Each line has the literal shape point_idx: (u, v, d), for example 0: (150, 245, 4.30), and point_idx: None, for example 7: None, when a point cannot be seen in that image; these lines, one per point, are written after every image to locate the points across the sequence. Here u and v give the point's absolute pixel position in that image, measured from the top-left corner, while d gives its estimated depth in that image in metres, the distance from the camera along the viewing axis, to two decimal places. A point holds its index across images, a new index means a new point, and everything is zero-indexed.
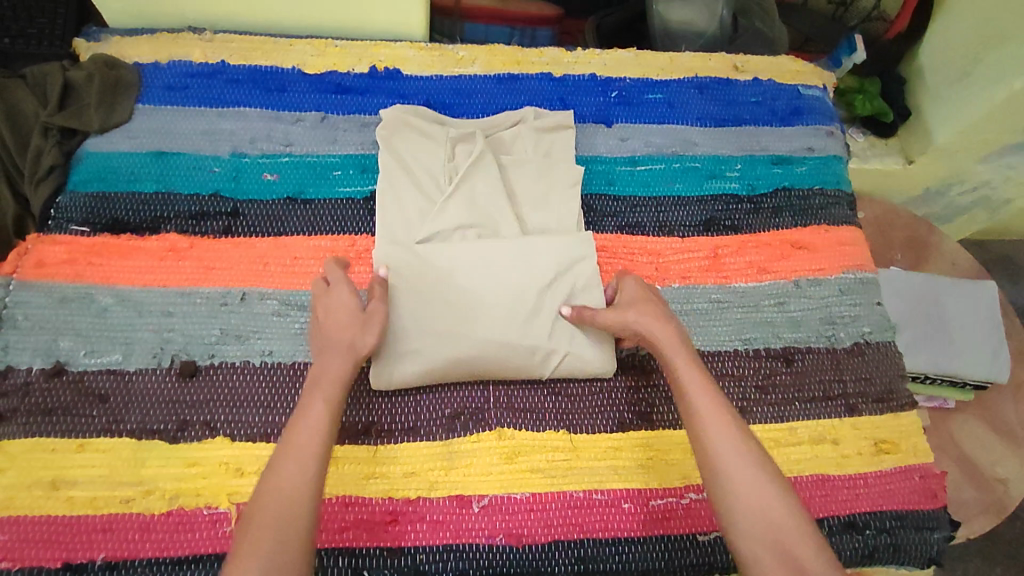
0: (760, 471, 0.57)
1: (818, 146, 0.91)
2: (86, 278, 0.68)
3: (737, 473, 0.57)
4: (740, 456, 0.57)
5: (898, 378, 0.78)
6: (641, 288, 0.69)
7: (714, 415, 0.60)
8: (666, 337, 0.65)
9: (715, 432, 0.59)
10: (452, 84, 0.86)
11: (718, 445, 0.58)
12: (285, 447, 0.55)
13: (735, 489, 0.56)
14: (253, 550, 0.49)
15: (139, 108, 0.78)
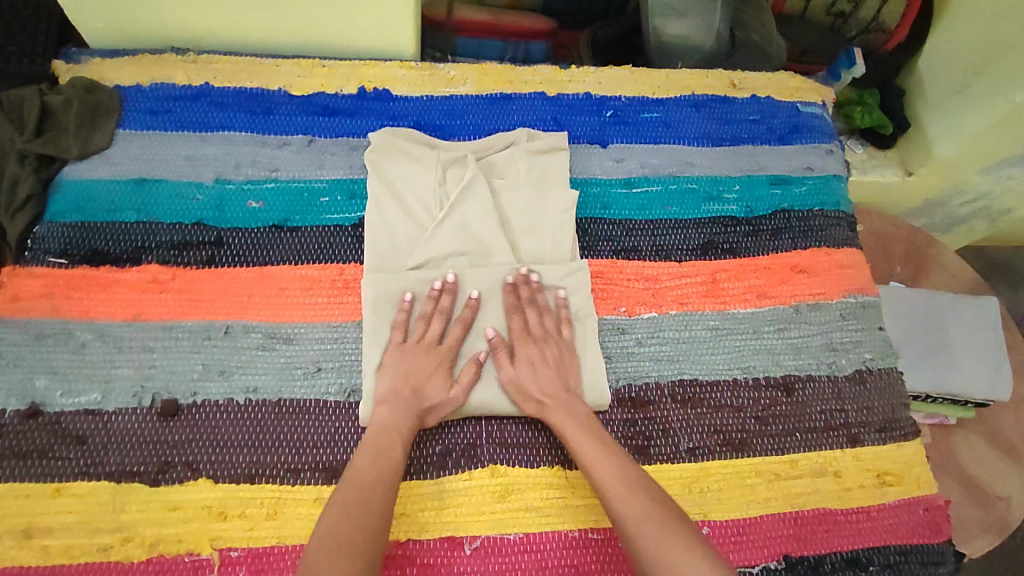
0: (669, 529, 0.57)
1: (818, 166, 0.90)
2: (64, 313, 0.66)
3: (649, 536, 0.57)
4: (647, 519, 0.58)
5: (901, 406, 0.77)
6: (530, 363, 0.68)
7: (615, 481, 0.61)
8: (558, 415, 0.66)
9: (619, 497, 0.60)
10: (443, 104, 0.84)
11: (624, 511, 0.59)
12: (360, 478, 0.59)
13: (649, 551, 0.57)
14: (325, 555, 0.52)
15: (119, 134, 0.75)
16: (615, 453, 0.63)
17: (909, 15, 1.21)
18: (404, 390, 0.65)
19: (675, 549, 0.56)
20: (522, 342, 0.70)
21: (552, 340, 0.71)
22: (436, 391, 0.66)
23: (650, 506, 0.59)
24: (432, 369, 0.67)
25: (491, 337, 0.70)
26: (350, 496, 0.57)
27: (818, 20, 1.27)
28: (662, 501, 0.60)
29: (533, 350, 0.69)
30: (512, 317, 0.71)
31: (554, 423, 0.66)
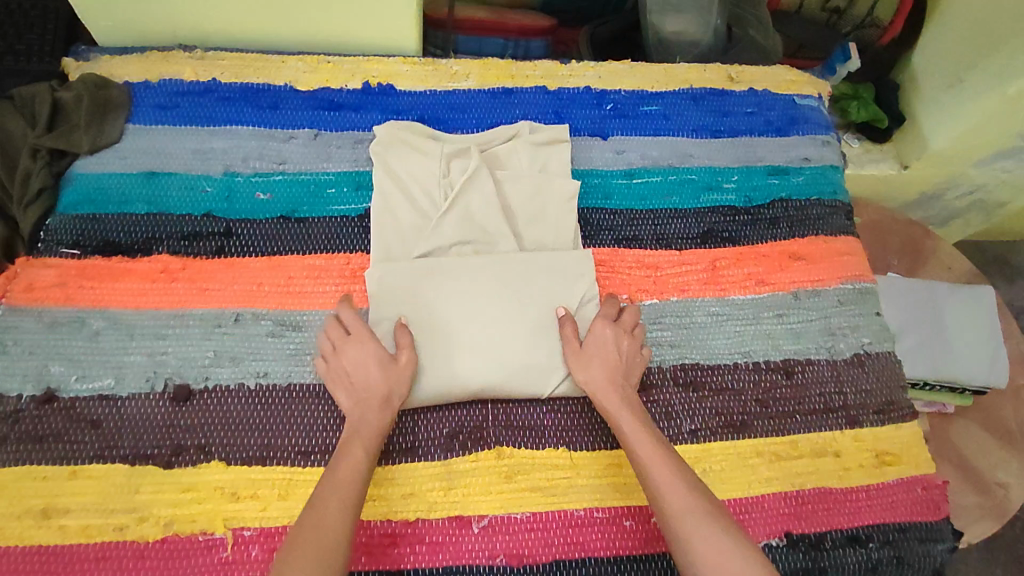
0: (718, 528, 0.58)
1: (815, 156, 0.91)
2: (77, 301, 0.68)
3: (699, 535, 0.57)
4: (699, 519, 0.58)
5: (899, 388, 0.78)
6: (600, 346, 0.69)
7: (670, 481, 0.60)
8: (613, 401, 0.66)
9: (671, 495, 0.60)
10: (446, 99, 0.86)
11: (676, 510, 0.59)
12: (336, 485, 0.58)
13: (699, 551, 0.56)
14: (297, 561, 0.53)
15: (129, 129, 0.77)
16: (668, 451, 0.63)
17: (902, 12, 1.24)
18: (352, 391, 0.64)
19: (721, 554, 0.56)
20: (603, 322, 0.71)
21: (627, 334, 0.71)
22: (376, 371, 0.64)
23: (702, 506, 0.59)
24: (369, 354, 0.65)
25: (560, 314, 0.71)
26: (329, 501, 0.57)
27: (811, 15, 1.28)
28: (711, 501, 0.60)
29: (607, 333, 0.70)
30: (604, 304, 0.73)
31: (608, 411, 0.66)
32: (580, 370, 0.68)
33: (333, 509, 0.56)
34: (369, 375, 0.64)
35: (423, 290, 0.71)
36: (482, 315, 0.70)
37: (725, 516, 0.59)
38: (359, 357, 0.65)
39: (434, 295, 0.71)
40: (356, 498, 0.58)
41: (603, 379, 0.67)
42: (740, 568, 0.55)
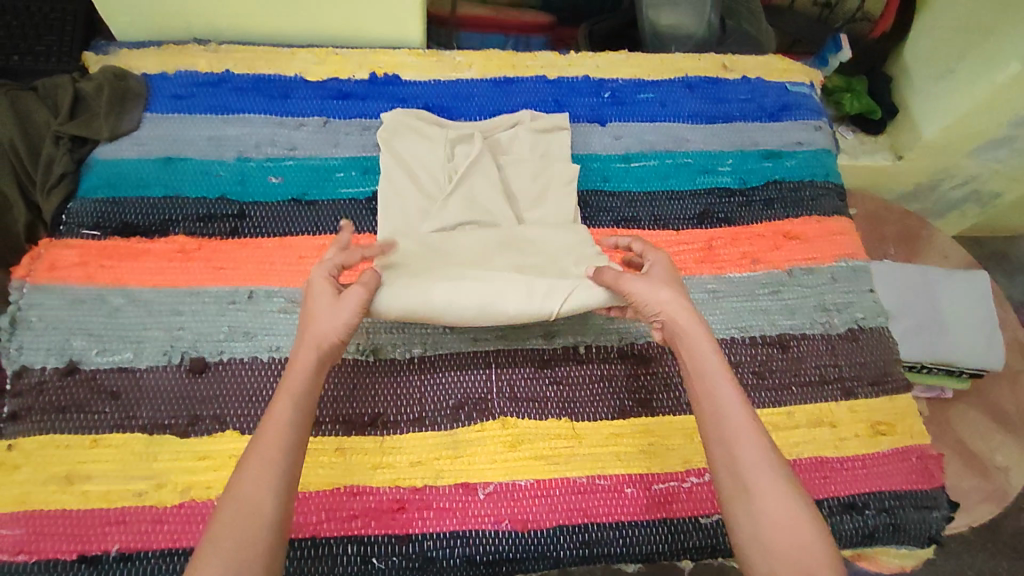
0: (785, 485, 0.56)
1: (808, 141, 0.94)
2: (97, 279, 0.70)
3: (764, 491, 0.56)
4: (769, 476, 0.56)
5: (893, 363, 0.80)
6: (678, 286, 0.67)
7: (747, 433, 0.58)
8: (700, 342, 0.63)
9: (742, 444, 0.58)
10: (449, 88, 0.89)
11: (748, 464, 0.57)
12: (260, 445, 0.55)
13: (762, 506, 0.55)
14: (218, 537, 0.50)
15: (146, 117, 0.80)
16: (746, 401, 0.60)
17: (893, 4, 1.26)
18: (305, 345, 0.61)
19: (793, 522, 0.54)
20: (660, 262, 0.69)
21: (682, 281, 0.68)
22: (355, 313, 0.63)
23: (772, 459, 0.57)
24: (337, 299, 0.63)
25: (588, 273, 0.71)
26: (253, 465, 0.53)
27: (805, 11, 1.29)
28: (780, 456, 0.58)
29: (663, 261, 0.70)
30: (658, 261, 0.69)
31: (687, 348, 0.63)
32: (646, 302, 0.65)
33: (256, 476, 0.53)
34: (328, 325, 0.61)
35: (430, 251, 0.73)
36: (487, 259, 0.73)
37: (791, 474, 0.57)
38: (317, 304, 0.63)
39: (441, 254, 0.73)
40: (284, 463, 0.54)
41: (684, 313, 0.64)
42: (802, 535, 0.54)
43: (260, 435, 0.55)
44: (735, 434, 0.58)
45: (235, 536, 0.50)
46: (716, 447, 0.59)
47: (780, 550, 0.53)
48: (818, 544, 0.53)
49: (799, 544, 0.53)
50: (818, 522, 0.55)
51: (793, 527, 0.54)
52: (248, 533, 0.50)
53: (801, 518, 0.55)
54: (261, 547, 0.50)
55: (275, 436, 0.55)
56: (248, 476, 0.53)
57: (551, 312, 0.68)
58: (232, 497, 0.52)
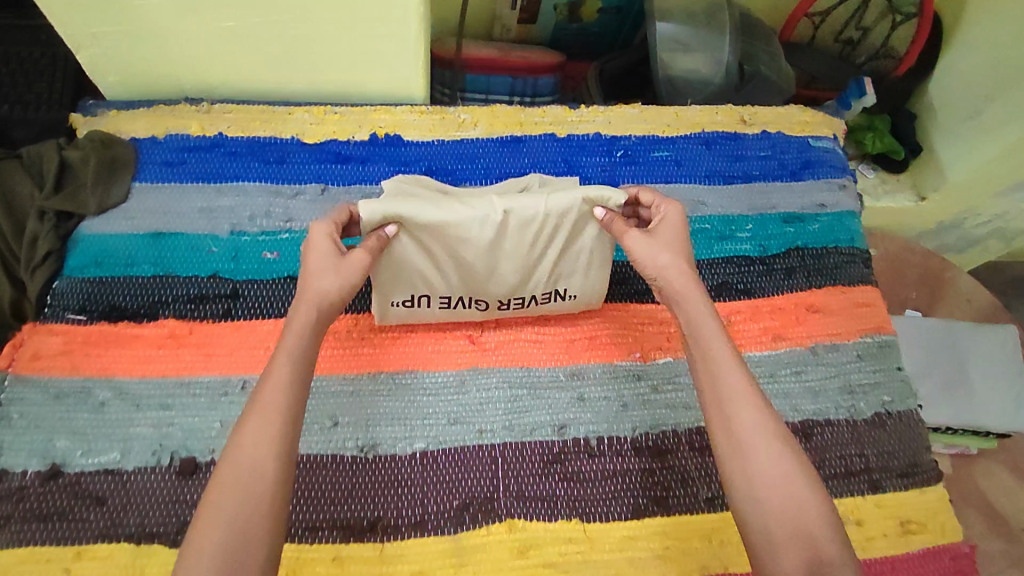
0: (781, 447, 0.57)
1: (831, 202, 0.89)
2: (82, 370, 0.66)
3: (758, 448, 0.57)
4: (765, 435, 0.58)
5: (924, 449, 0.76)
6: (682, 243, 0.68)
7: (744, 390, 0.60)
8: (698, 298, 0.65)
9: (738, 407, 0.59)
10: (454, 149, 0.84)
11: (745, 424, 0.58)
12: (259, 406, 0.54)
13: (759, 464, 0.56)
14: (217, 499, 0.51)
15: (135, 187, 0.76)
16: (741, 362, 0.62)
17: (919, 41, 1.13)
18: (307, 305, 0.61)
19: (786, 477, 0.56)
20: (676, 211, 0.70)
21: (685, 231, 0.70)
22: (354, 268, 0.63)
23: (767, 419, 0.59)
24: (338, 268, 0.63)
25: (600, 216, 0.70)
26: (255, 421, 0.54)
27: (825, 46, 1.24)
28: (774, 415, 0.59)
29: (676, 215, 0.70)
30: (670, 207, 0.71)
31: (686, 306, 0.65)
32: (647, 263, 0.67)
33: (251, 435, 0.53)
34: (328, 285, 0.61)
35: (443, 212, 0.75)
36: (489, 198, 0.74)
37: (786, 433, 0.58)
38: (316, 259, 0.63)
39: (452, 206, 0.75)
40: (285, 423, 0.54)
41: (685, 273, 0.66)
42: (797, 490, 0.55)
43: (259, 396, 0.55)
44: (732, 395, 0.59)
45: (237, 500, 0.50)
46: (712, 411, 0.60)
47: (774, 505, 0.55)
48: (809, 498, 0.55)
49: (790, 501, 0.55)
50: (813, 482, 0.56)
51: (787, 485, 0.55)
52: (252, 494, 0.51)
53: (796, 479, 0.56)
54: (268, 515, 0.51)
55: (274, 393, 0.55)
56: (247, 439, 0.53)
57: (541, 206, 0.68)
58: (233, 456, 0.52)
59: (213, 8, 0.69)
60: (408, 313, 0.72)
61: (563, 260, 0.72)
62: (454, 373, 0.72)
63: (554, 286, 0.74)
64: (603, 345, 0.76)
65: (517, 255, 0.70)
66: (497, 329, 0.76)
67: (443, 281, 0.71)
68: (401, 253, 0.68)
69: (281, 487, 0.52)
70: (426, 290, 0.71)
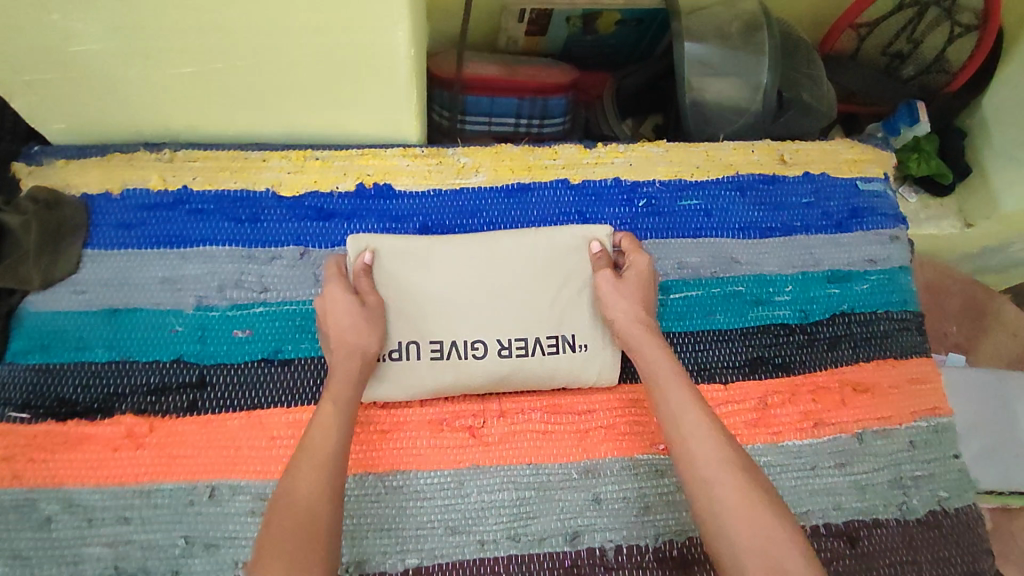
0: (745, 479, 0.54)
1: (882, 257, 0.78)
2: (26, 480, 0.59)
3: (717, 476, 0.54)
4: (727, 465, 0.54)
5: (983, 553, 0.68)
6: (641, 277, 0.66)
7: (698, 423, 0.57)
8: (639, 334, 0.63)
9: (695, 443, 0.56)
10: (453, 201, 0.74)
11: (704, 455, 0.55)
12: (306, 452, 0.55)
13: (718, 493, 0.53)
14: (273, 555, 0.48)
15: (87, 255, 0.67)
16: (698, 395, 0.59)
17: (980, 58, 0.97)
18: (336, 347, 0.61)
19: (751, 505, 0.52)
20: (639, 254, 0.68)
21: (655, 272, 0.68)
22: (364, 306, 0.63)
23: (728, 452, 0.55)
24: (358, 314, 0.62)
25: (595, 250, 0.68)
26: (308, 467, 0.53)
27: (870, 59, 1.06)
28: (736, 447, 0.56)
29: (642, 264, 0.67)
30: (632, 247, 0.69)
31: (635, 346, 0.63)
32: (612, 307, 0.65)
33: (308, 475, 0.53)
34: (339, 324, 0.62)
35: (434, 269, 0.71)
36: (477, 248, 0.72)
37: (748, 464, 0.55)
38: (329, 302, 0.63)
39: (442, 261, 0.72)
40: (334, 458, 0.54)
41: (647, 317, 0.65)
42: (765, 516, 0.51)
43: (307, 441, 0.55)
44: (688, 430, 0.57)
45: (296, 538, 0.49)
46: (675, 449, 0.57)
47: (744, 541, 0.50)
48: (779, 529, 0.51)
49: (760, 534, 0.50)
50: (782, 512, 0.52)
51: (755, 520, 0.51)
52: (308, 529, 0.50)
53: (764, 511, 0.52)
54: (322, 555, 0.49)
55: (321, 437, 0.55)
56: (302, 479, 0.53)
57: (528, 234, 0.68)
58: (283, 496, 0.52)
59: (166, 54, 0.58)
60: (403, 368, 0.64)
61: (562, 298, 0.67)
62: (452, 473, 0.64)
63: (558, 331, 0.66)
64: (623, 436, 0.67)
65: (511, 285, 0.66)
66: (502, 420, 0.66)
67: (434, 324, 0.65)
68: (389, 290, 0.65)
69: (332, 523, 0.51)
70: (417, 335, 0.65)
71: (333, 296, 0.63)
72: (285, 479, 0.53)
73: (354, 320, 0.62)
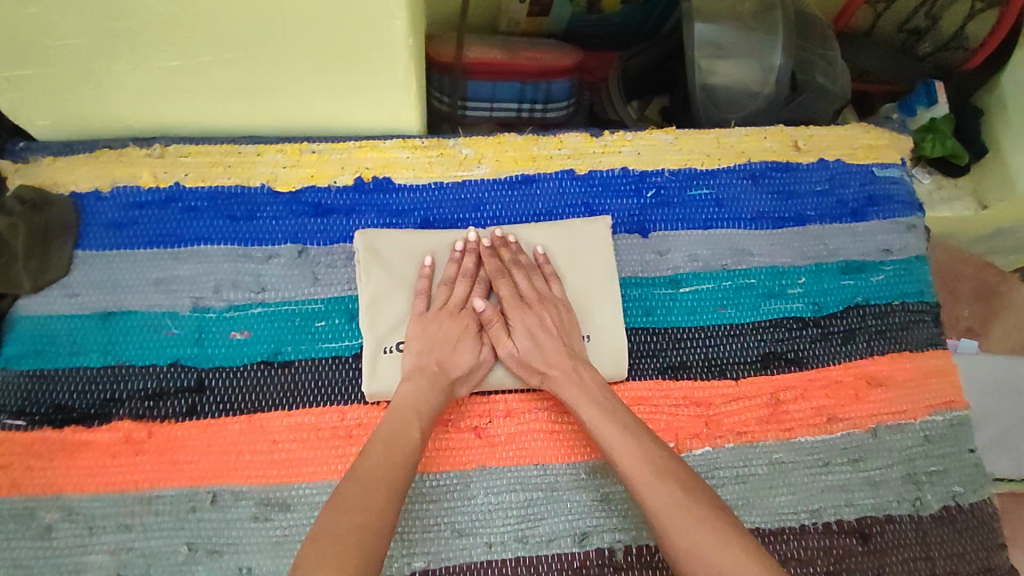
0: (704, 519, 0.52)
1: (897, 247, 0.76)
2: (24, 488, 0.58)
3: (674, 525, 0.52)
4: (682, 511, 0.53)
5: (997, 548, 0.67)
6: (530, 333, 0.64)
7: (637, 467, 0.56)
8: (568, 393, 0.62)
9: (648, 491, 0.55)
10: (455, 194, 0.71)
11: (657, 503, 0.54)
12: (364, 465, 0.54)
13: (671, 532, 0.52)
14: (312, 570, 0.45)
15: (79, 256, 0.65)
16: (650, 444, 0.58)
17: (1000, 31, 0.93)
18: (431, 364, 0.62)
19: (714, 546, 0.51)
20: (518, 307, 0.65)
21: (550, 300, 0.66)
22: (466, 357, 0.63)
23: (681, 495, 0.54)
24: (458, 335, 0.64)
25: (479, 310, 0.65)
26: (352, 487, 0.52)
27: (886, 38, 1.01)
28: (694, 489, 0.55)
29: (531, 318, 0.65)
30: (502, 282, 0.66)
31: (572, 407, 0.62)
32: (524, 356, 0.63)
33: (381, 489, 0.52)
34: (456, 359, 0.62)
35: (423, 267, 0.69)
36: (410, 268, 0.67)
37: (707, 503, 0.54)
38: (445, 341, 0.63)
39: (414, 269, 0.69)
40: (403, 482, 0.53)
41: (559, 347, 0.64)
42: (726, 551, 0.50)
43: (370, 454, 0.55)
44: (637, 481, 0.56)
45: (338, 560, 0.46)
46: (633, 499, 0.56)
47: None
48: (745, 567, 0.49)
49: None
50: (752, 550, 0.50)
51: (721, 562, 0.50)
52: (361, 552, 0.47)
53: (729, 549, 0.50)
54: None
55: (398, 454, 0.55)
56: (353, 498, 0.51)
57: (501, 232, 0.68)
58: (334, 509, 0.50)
59: (151, 47, 0.56)
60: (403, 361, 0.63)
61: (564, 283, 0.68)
62: (458, 475, 0.62)
63: None
64: None
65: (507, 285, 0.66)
66: (508, 420, 0.65)
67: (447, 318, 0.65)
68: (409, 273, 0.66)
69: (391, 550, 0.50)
70: None
71: (451, 334, 0.63)
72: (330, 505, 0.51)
73: (474, 366, 0.63)
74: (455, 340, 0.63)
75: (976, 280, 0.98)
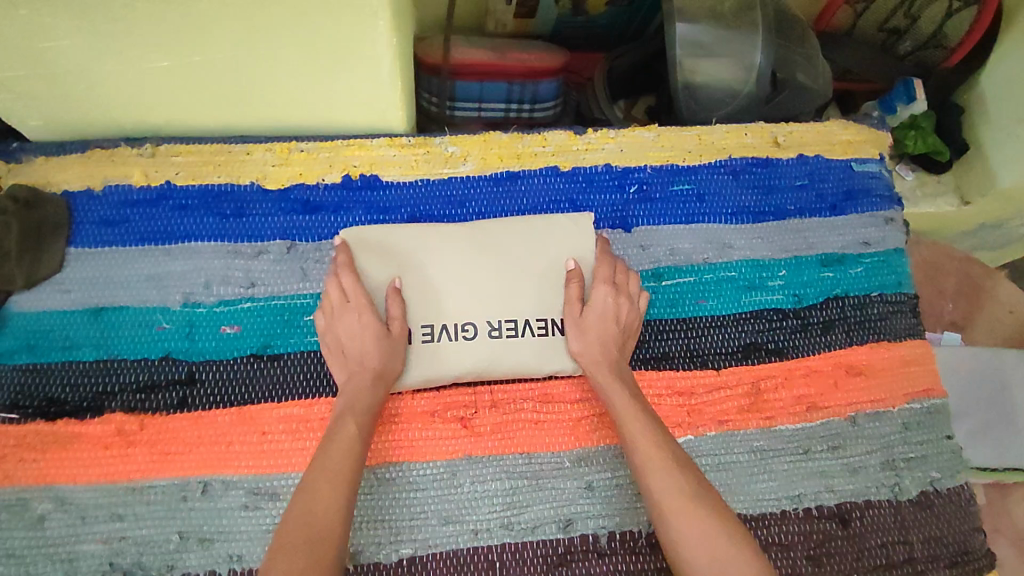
0: (691, 492, 0.55)
1: (876, 239, 0.78)
2: (16, 479, 0.59)
3: (667, 492, 0.55)
4: (673, 480, 0.56)
5: (974, 532, 0.68)
6: (604, 311, 0.65)
7: (642, 434, 0.59)
8: (603, 372, 0.63)
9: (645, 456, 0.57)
10: (441, 190, 0.73)
11: (651, 467, 0.57)
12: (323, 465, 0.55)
13: (662, 496, 0.55)
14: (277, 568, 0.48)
15: (71, 253, 0.66)
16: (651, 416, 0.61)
17: (978, 32, 0.95)
18: (352, 362, 0.62)
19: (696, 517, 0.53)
20: (604, 287, 0.66)
21: (628, 296, 0.67)
22: (375, 342, 0.61)
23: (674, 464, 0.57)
24: (359, 323, 0.62)
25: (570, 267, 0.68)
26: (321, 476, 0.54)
27: (867, 37, 1.03)
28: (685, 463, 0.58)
29: (608, 300, 0.66)
30: (601, 264, 0.68)
31: (602, 379, 0.63)
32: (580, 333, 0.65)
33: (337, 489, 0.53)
34: (363, 347, 0.61)
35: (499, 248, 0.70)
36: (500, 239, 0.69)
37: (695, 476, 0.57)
38: (355, 332, 0.62)
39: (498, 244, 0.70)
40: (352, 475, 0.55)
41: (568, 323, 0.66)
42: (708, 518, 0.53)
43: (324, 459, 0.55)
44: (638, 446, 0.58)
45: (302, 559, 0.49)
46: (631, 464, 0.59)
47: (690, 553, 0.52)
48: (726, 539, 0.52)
49: (708, 546, 0.52)
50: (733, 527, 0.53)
51: (704, 533, 0.52)
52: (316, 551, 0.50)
53: (712, 523, 0.53)
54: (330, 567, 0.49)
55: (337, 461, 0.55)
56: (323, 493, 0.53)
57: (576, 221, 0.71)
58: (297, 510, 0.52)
59: (140, 50, 0.57)
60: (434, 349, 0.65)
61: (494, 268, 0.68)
62: (445, 464, 0.64)
63: (548, 315, 0.68)
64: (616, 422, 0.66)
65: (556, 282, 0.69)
66: (493, 411, 0.66)
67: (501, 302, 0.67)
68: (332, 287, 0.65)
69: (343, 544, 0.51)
70: (428, 319, 0.66)
71: (359, 327, 0.62)
72: (302, 496, 0.53)
73: (386, 345, 0.62)
74: (359, 327, 0.62)
75: (959, 275, 0.99)
